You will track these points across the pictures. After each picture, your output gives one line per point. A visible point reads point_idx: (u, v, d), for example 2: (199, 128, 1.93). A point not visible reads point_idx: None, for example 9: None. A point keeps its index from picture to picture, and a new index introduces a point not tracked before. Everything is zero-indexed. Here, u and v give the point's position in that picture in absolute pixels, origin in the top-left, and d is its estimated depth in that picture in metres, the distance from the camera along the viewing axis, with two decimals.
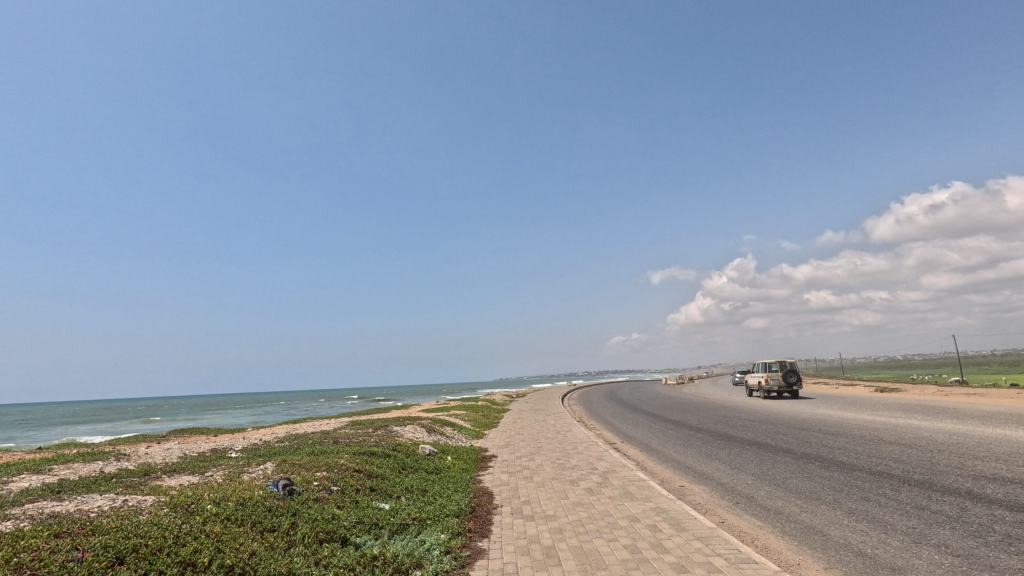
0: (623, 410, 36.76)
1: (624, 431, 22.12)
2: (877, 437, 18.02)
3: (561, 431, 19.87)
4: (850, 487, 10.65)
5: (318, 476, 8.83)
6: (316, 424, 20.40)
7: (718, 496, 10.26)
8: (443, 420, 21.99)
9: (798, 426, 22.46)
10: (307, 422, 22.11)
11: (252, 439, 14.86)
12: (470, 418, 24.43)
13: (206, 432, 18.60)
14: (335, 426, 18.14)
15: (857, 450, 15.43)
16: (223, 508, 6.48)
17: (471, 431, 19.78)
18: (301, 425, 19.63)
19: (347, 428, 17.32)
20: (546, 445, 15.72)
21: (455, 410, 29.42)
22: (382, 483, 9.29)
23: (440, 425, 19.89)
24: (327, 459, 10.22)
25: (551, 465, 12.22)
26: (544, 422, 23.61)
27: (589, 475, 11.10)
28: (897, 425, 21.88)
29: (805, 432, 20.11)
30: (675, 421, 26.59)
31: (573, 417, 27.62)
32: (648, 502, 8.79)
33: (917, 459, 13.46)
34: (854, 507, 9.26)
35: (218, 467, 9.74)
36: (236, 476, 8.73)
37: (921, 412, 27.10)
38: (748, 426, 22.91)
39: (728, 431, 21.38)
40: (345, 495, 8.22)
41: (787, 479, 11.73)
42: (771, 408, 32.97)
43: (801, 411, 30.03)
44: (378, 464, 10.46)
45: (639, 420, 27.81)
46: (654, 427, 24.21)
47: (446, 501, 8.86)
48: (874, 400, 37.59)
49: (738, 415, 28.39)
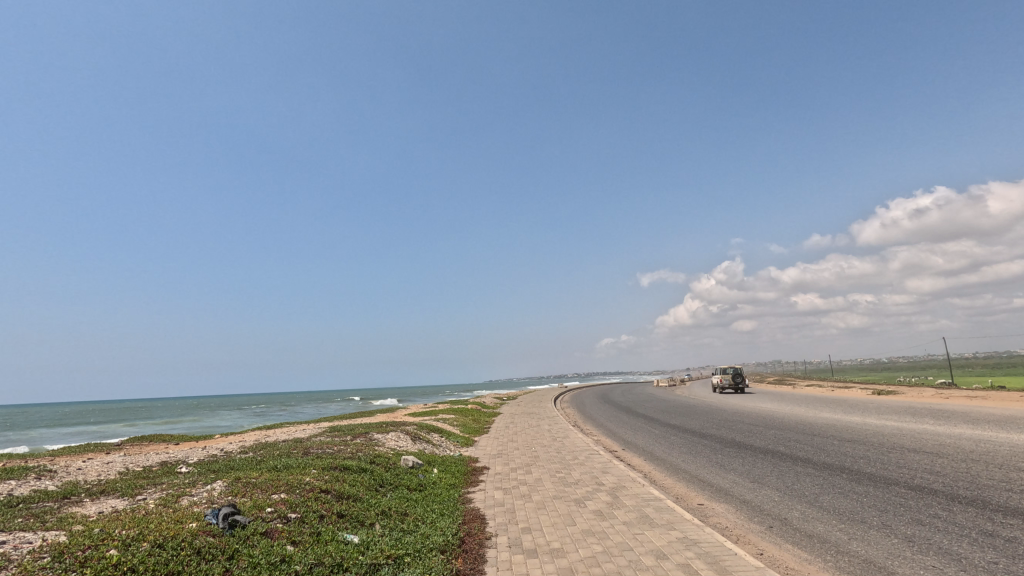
0: (618, 413, 35.59)
1: (623, 437, 20.82)
2: (897, 444, 16.84)
3: (558, 437, 18.50)
4: (896, 507, 9.31)
5: (273, 502, 7.25)
6: (292, 429, 18.76)
7: (746, 518, 8.91)
8: (430, 425, 20.47)
9: (807, 431, 21.21)
10: (283, 428, 20.43)
11: (213, 448, 13.23)
12: (459, 423, 22.96)
13: (168, 439, 16.90)
14: (311, 433, 16.52)
15: (883, 459, 14.17)
16: (132, 551, 4.93)
17: (461, 437, 18.30)
18: (274, 430, 18.01)
19: (324, 435, 15.74)
20: (543, 454, 14.31)
21: (443, 413, 27.93)
22: (353, 507, 7.73)
23: (426, 430, 18.38)
24: (291, 476, 8.65)
25: (551, 480, 10.78)
26: (538, 426, 22.24)
27: (596, 492, 9.66)
28: (912, 430, 20.71)
29: (817, 438, 18.88)
30: (675, 426, 25.32)
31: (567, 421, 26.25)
32: (673, 531, 7.34)
33: (955, 471, 12.19)
34: (910, 533, 7.91)
35: (155, 488, 8.14)
36: (171, 502, 7.14)
37: (928, 416, 26.21)
38: (755, 431, 21.67)
39: (734, 437, 20.14)
40: (304, 527, 6.64)
41: (820, 496, 10.36)
42: (771, 411, 31.99)
43: (804, 415, 29.03)
44: (351, 482, 8.92)
45: (637, 425, 26.49)
46: (654, 432, 22.88)
47: (431, 529, 7.35)
48: (874, 403, 36.77)
49: (741, 419, 27.22)
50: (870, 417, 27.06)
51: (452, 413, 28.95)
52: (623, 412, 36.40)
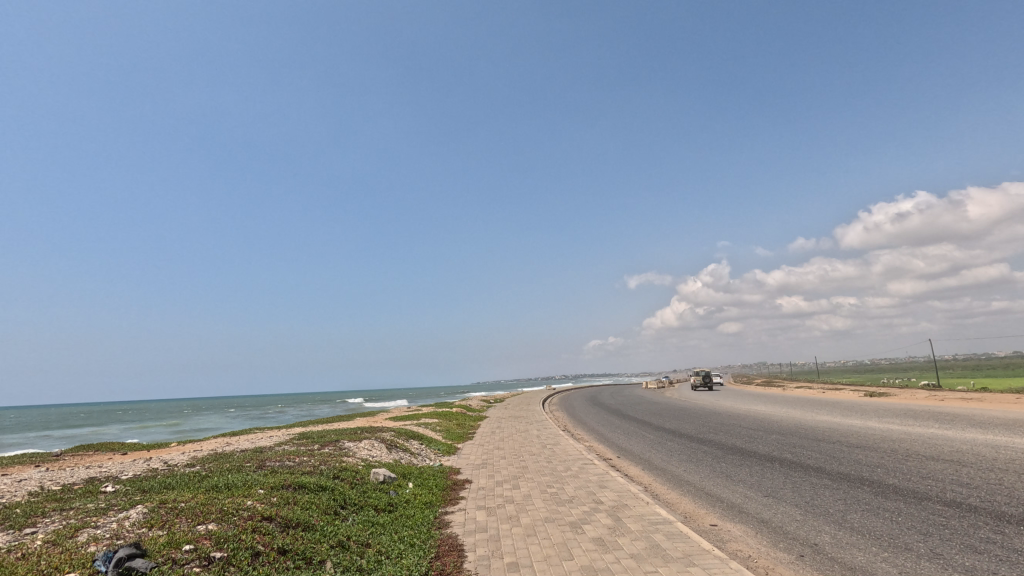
0: (608, 417, 34.27)
1: (618, 444, 19.54)
2: (910, 450, 15.71)
3: (547, 444, 17.16)
4: (938, 529, 8.04)
5: (196, 536, 5.78)
6: (258, 436, 17.16)
7: (769, 543, 7.63)
8: (410, 431, 19.00)
9: (811, 435, 20.07)
10: (249, 434, 18.80)
11: (159, 460, 11.65)
12: (441, 428, 21.47)
13: (116, 448, 15.24)
14: (276, 441, 14.96)
15: (902, 469, 12.99)
16: None
17: (442, 444, 16.87)
18: (237, 439, 16.41)
19: (289, 444, 14.20)
20: (533, 464, 12.97)
21: (426, 418, 26.46)
22: (300, 540, 6.29)
23: (404, 437, 16.92)
24: (229, 499, 7.16)
25: (541, 498, 9.42)
26: (527, 432, 20.84)
27: (594, 513, 8.31)
28: (920, 433, 19.64)
29: (822, 443, 17.77)
30: (670, 430, 24.08)
31: (557, 425, 24.92)
32: (692, 568, 5.97)
33: (988, 483, 11.02)
34: (969, 564, 6.62)
35: (57, 517, 6.61)
36: (64, 538, 5.65)
37: (929, 419, 25.29)
38: (755, 436, 20.48)
39: (735, 442, 18.94)
40: (229, 571, 5.20)
41: (848, 515, 9.07)
42: (766, 414, 31.03)
43: (802, 418, 28.01)
44: (306, 504, 7.48)
45: (630, 429, 25.26)
46: (648, 437, 21.66)
47: (395, 568, 5.93)
48: (870, 405, 35.95)
49: (738, 423, 26.07)
50: (870, 419, 26.09)
51: (435, 417, 27.53)
52: (614, 415, 35.25)
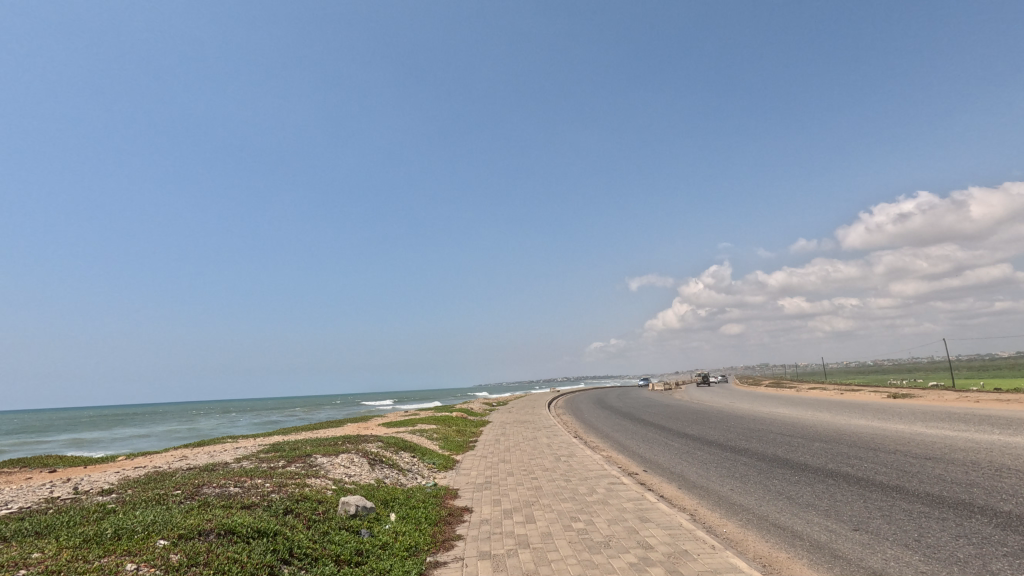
0: (620, 420, 31.83)
1: (640, 454, 17.05)
2: (993, 463, 13.20)
3: (560, 456, 14.71)
4: None
5: None
6: (222, 448, 14.58)
7: None
8: (402, 440, 16.47)
9: (860, 444, 17.56)
10: (214, 445, 16.22)
11: (73, 483, 9.09)
12: (439, 436, 19.06)
13: (45, 466, 12.68)
14: (234, 456, 12.37)
15: (1007, 488, 10.49)
16: None
17: (437, 457, 14.35)
18: (195, 452, 13.86)
19: (250, 460, 11.65)
20: (548, 485, 10.51)
21: (423, 424, 24.01)
22: None
23: (393, 448, 14.38)
24: (101, 563, 4.68)
25: (566, 541, 6.96)
26: (535, 440, 18.36)
27: (648, 569, 5.83)
28: (987, 441, 17.10)
29: (878, 454, 15.28)
30: (694, 437, 21.56)
31: (568, 432, 22.47)
32: None
33: None
34: None
35: None
36: None
37: (980, 422, 22.80)
38: (796, 445, 17.96)
39: (775, 453, 16.44)
40: None
41: (990, 564, 6.60)
42: (792, 418, 28.59)
43: (835, 422, 25.58)
44: (222, 565, 4.99)
45: (648, 435, 22.69)
46: (672, 446, 19.12)
47: None
48: (898, 408, 33.49)
49: (768, 428, 23.59)
50: (911, 424, 23.67)
51: (432, 423, 25.12)
52: (625, 419, 32.74)
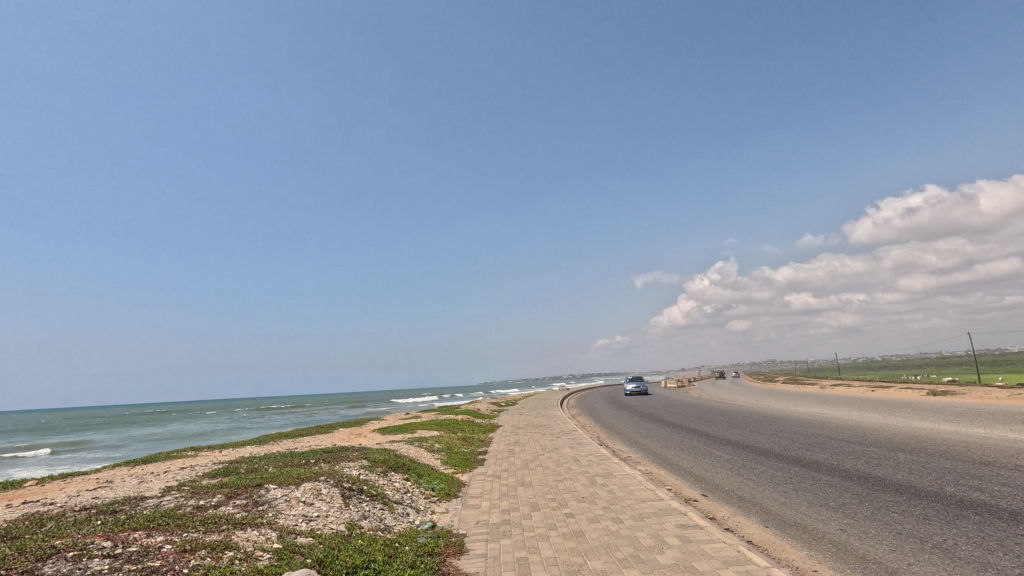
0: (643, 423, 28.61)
1: (688, 469, 13.84)
2: None
3: (594, 476, 11.51)
4: None
5: None
6: (162, 470, 11.40)
7: None
8: (397, 455, 13.30)
9: (961, 456, 14.17)
10: (162, 464, 13.05)
11: None
12: (441, 448, 15.87)
13: None
14: (161, 485, 9.22)
15: None
16: None
17: (437, 478, 11.16)
18: (123, 477, 10.70)
19: (178, 492, 8.49)
20: (593, 530, 7.35)
21: (425, 431, 20.81)
22: None
23: (380, 469, 11.17)
24: None
25: None
26: (558, 452, 15.12)
27: None
28: None
29: (997, 470, 12.02)
30: (742, 444, 18.24)
31: (593, 439, 19.18)
32: None
33: None
34: None
35: None
36: None
37: None
38: (878, 456, 14.71)
39: (860, 468, 13.19)
40: None
41: None
42: (843, 419, 25.15)
43: (895, 425, 22.30)
44: None
45: (687, 443, 19.31)
46: (722, 456, 15.87)
47: None
48: (957, 407, 29.83)
49: (826, 433, 20.28)
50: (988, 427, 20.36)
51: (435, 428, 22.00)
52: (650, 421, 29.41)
